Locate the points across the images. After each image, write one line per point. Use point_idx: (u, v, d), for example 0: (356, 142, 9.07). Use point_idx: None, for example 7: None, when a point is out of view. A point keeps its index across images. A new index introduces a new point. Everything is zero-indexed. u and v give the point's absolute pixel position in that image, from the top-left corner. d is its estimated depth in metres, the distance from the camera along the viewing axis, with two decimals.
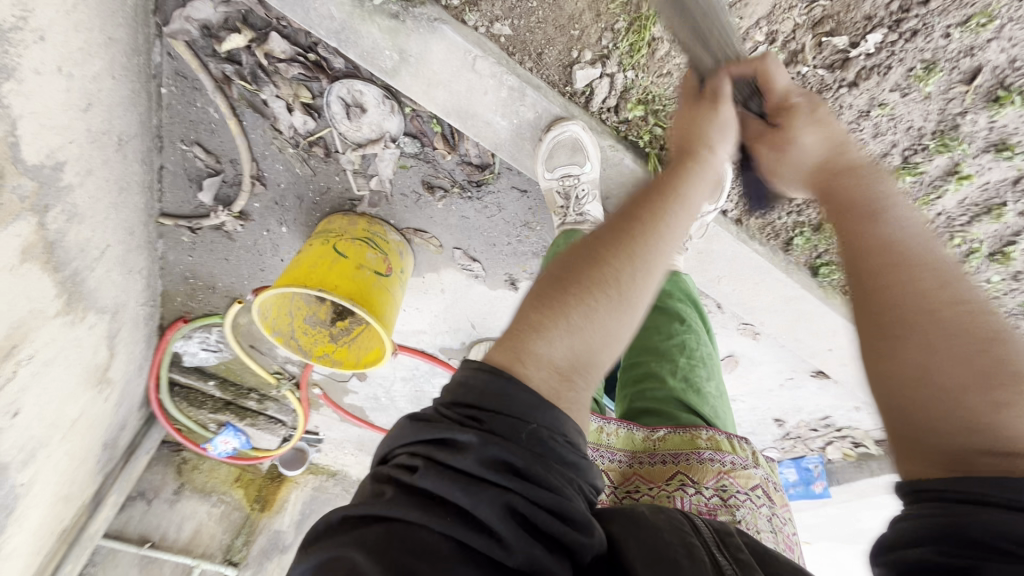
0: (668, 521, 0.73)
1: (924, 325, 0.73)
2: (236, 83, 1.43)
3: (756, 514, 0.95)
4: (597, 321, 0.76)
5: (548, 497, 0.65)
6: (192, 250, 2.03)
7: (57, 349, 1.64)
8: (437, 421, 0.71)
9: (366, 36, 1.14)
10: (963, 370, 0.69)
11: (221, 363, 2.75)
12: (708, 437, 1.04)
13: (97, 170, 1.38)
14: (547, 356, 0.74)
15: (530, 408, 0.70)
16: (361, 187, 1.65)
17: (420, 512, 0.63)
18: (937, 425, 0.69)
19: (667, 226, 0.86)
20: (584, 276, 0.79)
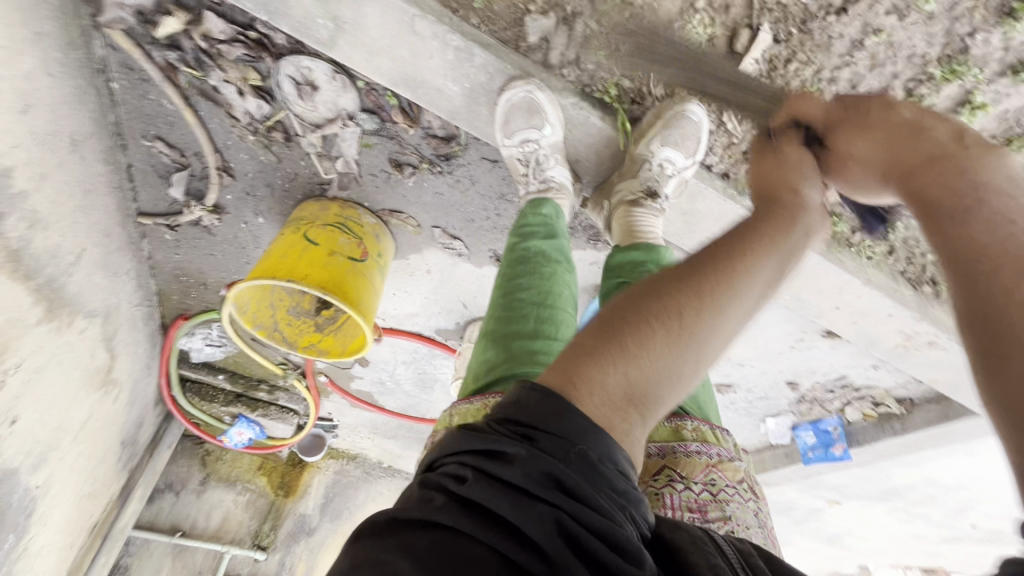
0: (691, 538, 0.61)
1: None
2: (183, 71, 1.38)
3: (747, 508, 0.84)
4: (655, 350, 0.69)
5: (600, 523, 0.56)
6: (177, 248, 2.01)
7: (49, 355, 1.65)
8: (489, 433, 0.64)
9: (295, 5, 1.05)
10: None
11: (227, 357, 2.78)
12: (693, 428, 0.93)
13: (53, 173, 1.35)
14: (603, 384, 0.66)
15: (583, 430, 0.63)
16: (328, 171, 1.59)
17: (464, 521, 0.55)
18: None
19: (727, 255, 0.79)
20: (650, 303, 0.72)
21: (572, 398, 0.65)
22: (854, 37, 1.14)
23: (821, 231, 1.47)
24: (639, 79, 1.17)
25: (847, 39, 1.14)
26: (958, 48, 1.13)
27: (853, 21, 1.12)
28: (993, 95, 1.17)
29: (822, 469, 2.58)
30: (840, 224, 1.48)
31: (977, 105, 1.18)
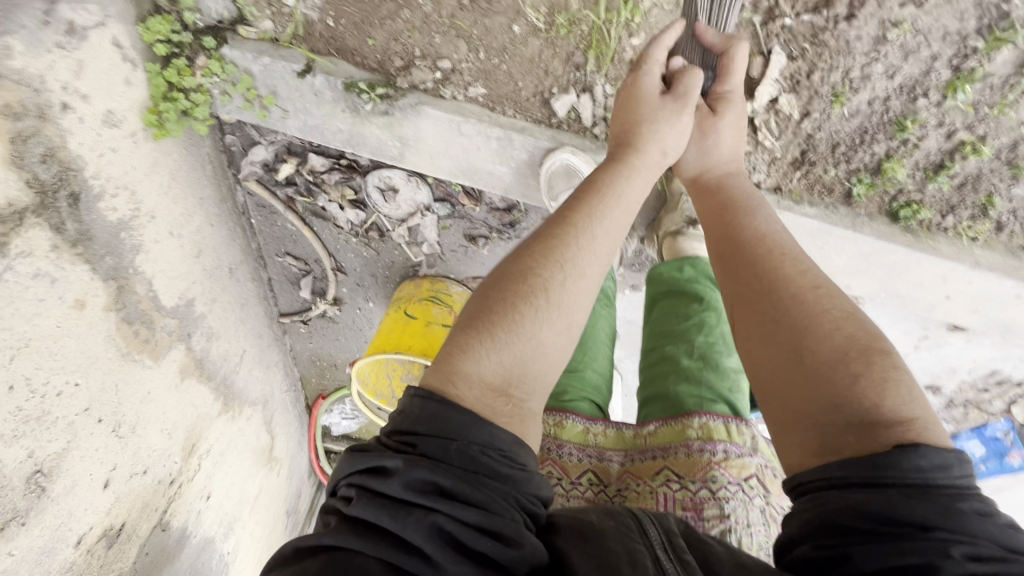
0: (617, 526, 0.68)
1: (791, 300, 0.74)
2: (299, 200, 1.73)
3: (748, 507, 0.87)
4: (526, 330, 0.74)
5: (474, 516, 0.60)
6: (310, 338, 2.41)
7: (228, 440, 2.04)
8: (373, 447, 0.66)
9: (370, 135, 1.34)
10: (830, 347, 0.68)
11: (361, 427, 3.14)
12: (700, 426, 0.98)
13: (219, 297, 1.75)
14: (478, 374, 0.71)
15: (460, 424, 0.65)
16: (417, 254, 1.86)
17: (354, 538, 0.59)
18: (806, 412, 0.66)
19: (607, 211, 0.87)
20: (521, 288, 0.76)
21: (446, 394, 0.69)
22: (874, 34, 1.19)
23: (902, 222, 1.36)
24: None
25: (867, 37, 1.20)
26: (995, 16, 1.15)
27: (868, 21, 1.18)
28: None
29: (1002, 485, 2.21)
30: (926, 209, 1.36)
31: None
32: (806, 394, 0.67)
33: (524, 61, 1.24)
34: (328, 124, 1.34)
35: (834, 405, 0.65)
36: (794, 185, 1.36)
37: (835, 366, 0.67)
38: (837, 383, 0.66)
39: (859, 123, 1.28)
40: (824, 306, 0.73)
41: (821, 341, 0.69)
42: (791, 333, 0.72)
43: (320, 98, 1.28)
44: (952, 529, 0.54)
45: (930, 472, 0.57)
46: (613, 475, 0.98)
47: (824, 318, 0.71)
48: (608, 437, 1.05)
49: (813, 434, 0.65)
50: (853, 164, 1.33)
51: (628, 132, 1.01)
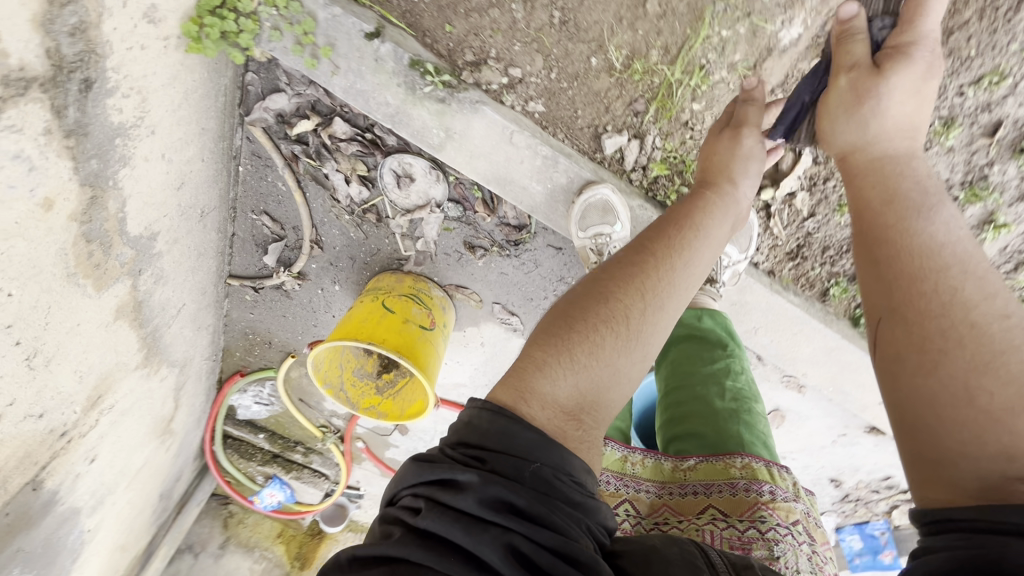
0: (680, 554, 0.73)
1: (966, 330, 0.70)
2: (303, 160, 1.61)
3: (796, 551, 0.90)
4: (604, 354, 0.83)
5: (551, 537, 0.66)
6: (253, 308, 2.21)
7: (133, 399, 1.78)
8: (441, 461, 0.72)
9: (417, 118, 1.29)
10: (1014, 392, 0.66)
11: (271, 416, 2.87)
12: (742, 466, 1.03)
13: (182, 239, 1.57)
14: (552, 397, 0.79)
15: (532, 447, 0.73)
16: (408, 249, 1.79)
17: (425, 552, 0.64)
18: (968, 450, 0.66)
19: (677, 256, 0.94)
20: (602, 312, 0.85)
21: (517, 413, 0.76)
22: None
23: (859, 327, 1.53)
24: None
25: None
26: (978, 175, 1.31)
27: None
28: (1014, 216, 1.34)
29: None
30: None
31: (999, 224, 1.35)
32: (975, 433, 0.66)
33: (589, 93, 1.28)
34: (377, 93, 1.27)
35: (1007, 456, 0.64)
36: (785, 271, 1.52)
37: (1006, 417, 0.65)
38: (1011, 426, 0.65)
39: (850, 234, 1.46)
40: (1018, 341, 0.69)
41: (1004, 384, 0.66)
42: (963, 376, 0.68)
43: (379, 66, 1.23)
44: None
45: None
46: (650, 506, 1.03)
47: (1015, 354, 0.68)
48: (645, 467, 1.09)
49: (979, 473, 0.64)
50: (837, 268, 1.49)
51: (707, 172, 1.12)
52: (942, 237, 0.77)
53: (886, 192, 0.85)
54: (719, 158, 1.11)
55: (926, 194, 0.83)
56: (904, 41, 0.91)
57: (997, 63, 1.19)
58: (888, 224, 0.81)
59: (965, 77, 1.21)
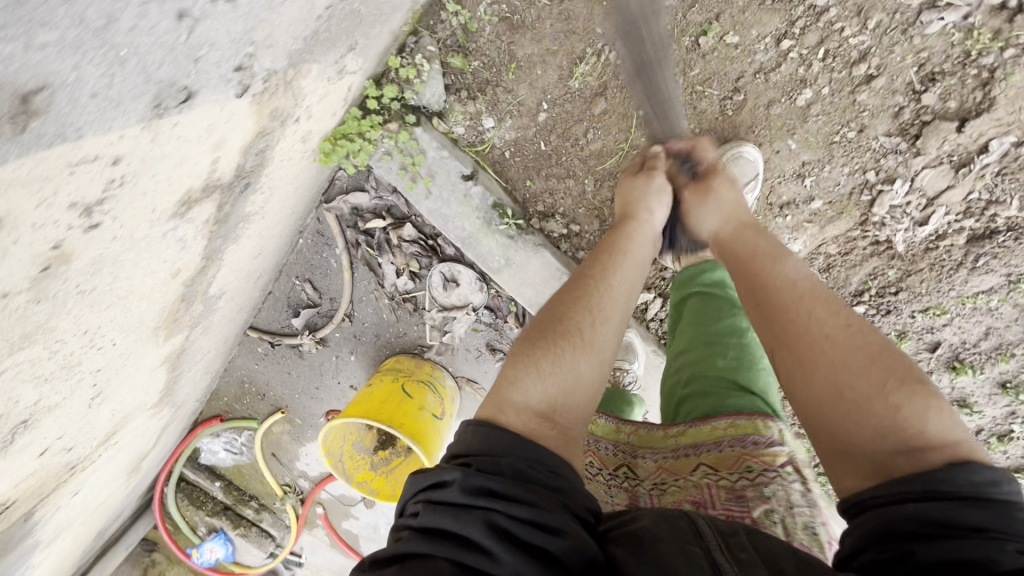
0: (671, 529, 0.69)
1: (824, 342, 0.77)
2: (363, 248, 1.81)
3: (788, 492, 0.82)
4: (568, 363, 0.83)
5: (529, 512, 0.64)
6: (261, 360, 2.28)
7: (131, 436, 1.78)
8: (435, 467, 0.72)
9: (485, 244, 1.52)
10: (866, 381, 0.71)
11: (234, 465, 2.79)
12: (727, 425, 0.96)
13: (236, 296, 1.69)
14: (525, 402, 0.78)
15: (506, 445, 0.72)
16: (433, 338, 1.96)
17: (425, 543, 0.63)
18: (862, 445, 0.69)
19: (608, 275, 0.99)
20: (559, 327, 0.87)
21: (498, 422, 0.76)
22: None
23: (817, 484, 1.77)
24: None
25: None
26: None
27: None
28: None
29: None
30: None
31: None
32: (851, 428, 0.71)
33: None
34: (457, 219, 1.50)
35: (886, 436, 0.67)
36: None
37: (877, 402, 0.69)
38: (875, 412, 0.69)
39: None
40: (859, 340, 0.76)
41: (857, 376, 0.72)
42: (809, 396, 0.76)
43: (465, 199, 1.47)
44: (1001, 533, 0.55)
45: (976, 485, 0.60)
46: (653, 470, 0.95)
47: (860, 353, 0.74)
48: (642, 435, 1.07)
49: (870, 458, 0.68)
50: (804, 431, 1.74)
51: (625, 208, 1.19)
52: (801, 275, 0.89)
53: (761, 247, 1.00)
54: (630, 193, 1.21)
55: (778, 249, 0.98)
56: (715, 165, 1.21)
57: (940, 301, 1.44)
58: (761, 267, 0.95)
59: (917, 305, 1.44)
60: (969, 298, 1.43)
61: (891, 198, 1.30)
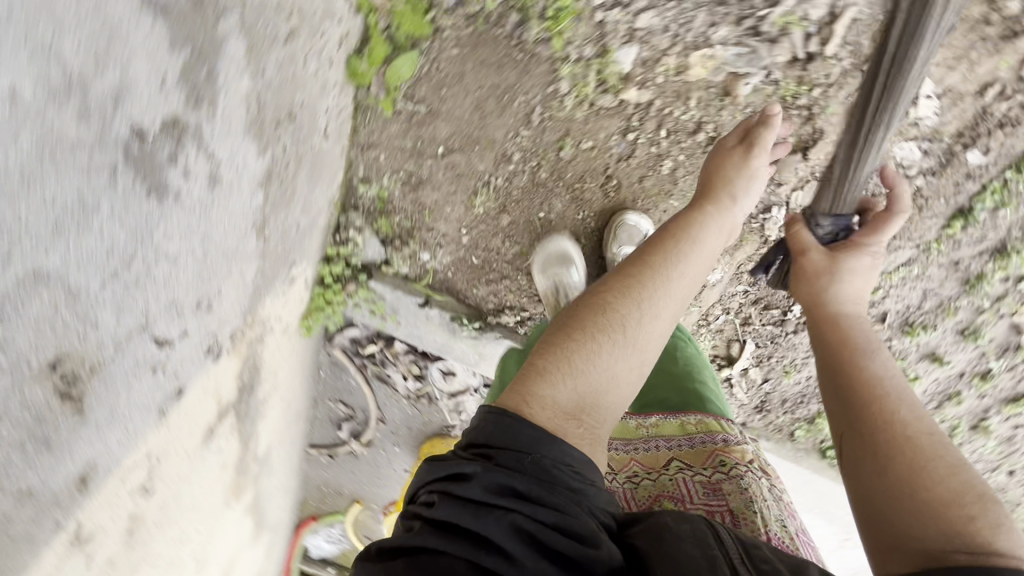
0: (693, 533, 0.70)
1: (912, 438, 0.72)
2: (370, 367, 2.12)
3: (761, 485, 0.86)
4: (600, 361, 0.83)
5: (550, 514, 0.67)
6: (327, 467, 2.65)
7: (242, 567, 2.18)
8: (451, 459, 0.74)
9: (458, 348, 1.79)
10: (941, 486, 0.67)
11: (339, 551, 3.20)
12: (697, 421, 1.00)
13: (284, 439, 2.04)
14: (552, 398, 0.78)
15: (532, 441, 0.73)
16: (454, 419, 2.24)
17: (441, 539, 0.66)
18: (911, 531, 0.65)
19: (667, 272, 0.95)
20: (598, 320, 0.86)
21: (523, 413, 0.76)
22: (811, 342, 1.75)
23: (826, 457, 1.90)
24: None
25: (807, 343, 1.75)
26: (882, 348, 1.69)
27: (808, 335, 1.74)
28: (921, 371, 1.73)
29: None
30: None
31: None
32: (906, 514, 0.66)
33: None
34: (429, 336, 1.78)
35: (945, 532, 0.63)
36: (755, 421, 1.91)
37: (948, 504, 0.65)
38: (948, 517, 0.64)
39: (800, 390, 1.84)
40: (939, 450, 0.71)
41: (934, 474, 0.68)
42: (889, 477, 0.70)
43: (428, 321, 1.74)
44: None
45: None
46: (620, 462, 0.95)
47: (939, 458, 0.70)
48: (613, 430, 1.03)
49: (929, 546, 0.63)
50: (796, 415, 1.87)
51: (714, 184, 1.11)
52: (882, 375, 0.83)
53: (830, 338, 0.93)
54: (724, 172, 1.11)
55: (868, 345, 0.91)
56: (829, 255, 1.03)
57: None
58: (838, 360, 0.88)
59: None
60: (893, 271, 1.55)
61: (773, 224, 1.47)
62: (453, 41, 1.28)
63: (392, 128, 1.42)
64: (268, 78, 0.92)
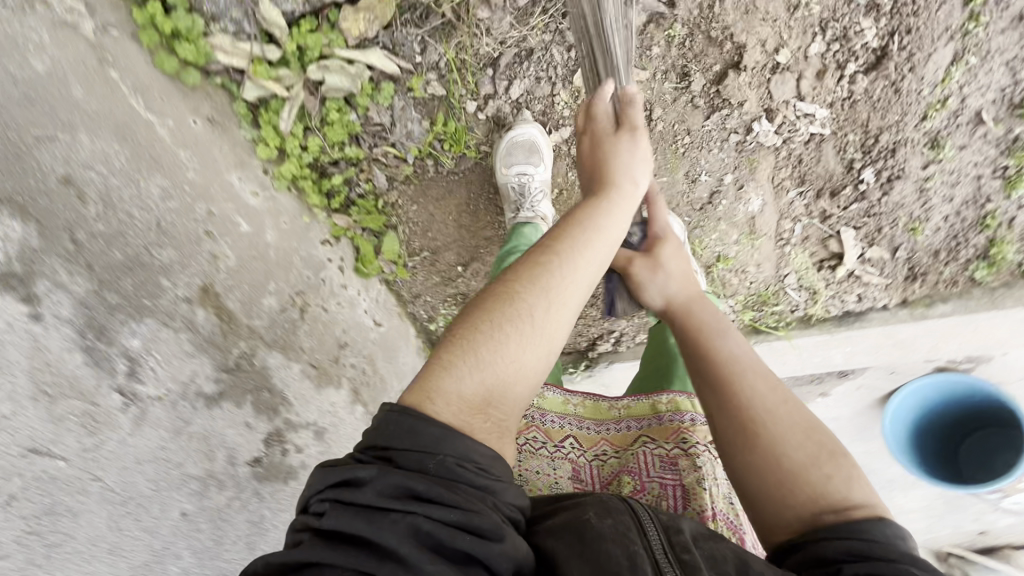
0: (615, 526, 0.70)
1: (771, 416, 0.75)
2: None
3: (715, 467, 0.87)
4: (508, 350, 0.72)
5: (448, 514, 0.60)
6: None
7: None
8: (346, 461, 0.65)
9: None
10: (803, 452, 0.72)
11: None
12: (669, 399, 0.95)
13: None
14: (456, 392, 0.69)
15: (434, 440, 0.64)
16: None
17: (334, 552, 0.59)
18: (783, 499, 0.70)
19: (574, 255, 0.82)
20: (505, 307, 0.74)
21: (426, 415, 0.66)
22: (915, 188, 1.47)
23: None
24: (783, 303, 1.68)
25: (911, 191, 1.47)
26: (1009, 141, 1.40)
27: (907, 184, 1.47)
28: None
29: None
30: None
31: None
32: (783, 496, 0.70)
33: None
34: None
35: (816, 500, 0.69)
36: (920, 292, 1.60)
37: (809, 476, 0.70)
38: (813, 489, 0.69)
39: (947, 235, 1.52)
40: (790, 416, 0.75)
41: (796, 449, 0.72)
42: (761, 465, 0.72)
43: None
44: (912, 563, 0.61)
45: (891, 537, 0.64)
46: (590, 441, 0.95)
47: (796, 428, 0.74)
48: (584, 407, 0.98)
49: (796, 515, 0.69)
50: (963, 261, 1.55)
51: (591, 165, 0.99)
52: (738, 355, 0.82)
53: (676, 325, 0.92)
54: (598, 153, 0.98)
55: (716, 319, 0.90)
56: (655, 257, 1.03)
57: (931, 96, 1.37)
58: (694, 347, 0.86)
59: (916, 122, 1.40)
60: (946, 75, 1.34)
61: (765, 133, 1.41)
62: (408, 196, 1.38)
63: (422, 278, 1.47)
64: (310, 346, 1.22)
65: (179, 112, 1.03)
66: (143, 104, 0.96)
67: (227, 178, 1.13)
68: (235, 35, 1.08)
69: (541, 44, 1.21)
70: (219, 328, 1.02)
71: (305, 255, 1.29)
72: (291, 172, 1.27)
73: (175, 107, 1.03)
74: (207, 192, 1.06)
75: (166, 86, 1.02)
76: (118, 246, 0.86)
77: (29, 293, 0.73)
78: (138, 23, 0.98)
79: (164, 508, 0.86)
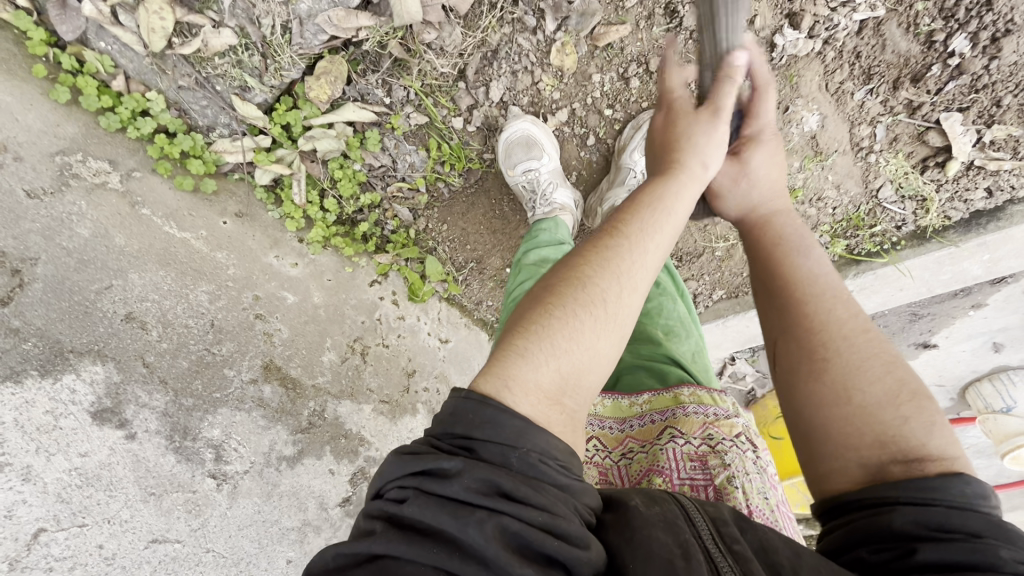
0: (664, 515, 0.59)
1: (842, 340, 0.63)
2: None
3: (745, 458, 0.81)
4: (582, 341, 0.61)
5: (538, 516, 0.51)
6: None
7: None
8: (425, 447, 0.55)
9: None
10: (879, 385, 0.60)
11: None
12: (689, 393, 0.90)
13: None
14: (534, 381, 0.57)
15: (518, 430, 0.55)
16: None
17: (410, 547, 0.49)
18: (848, 441, 0.59)
19: (644, 236, 0.69)
20: (577, 291, 0.63)
21: (503, 402, 0.56)
22: None
23: None
24: (885, 221, 1.38)
25: None
26: None
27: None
28: None
29: None
30: None
31: None
32: (846, 432, 0.59)
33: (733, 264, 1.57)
34: None
35: (881, 441, 0.57)
36: None
37: (883, 407, 0.59)
38: (883, 422, 0.58)
39: None
40: (872, 348, 0.63)
41: (871, 379, 0.60)
42: (831, 392, 0.61)
43: None
44: (1000, 540, 0.49)
45: (972, 501, 0.52)
46: (614, 441, 0.89)
47: (875, 361, 0.62)
48: (605, 407, 0.94)
49: (858, 462, 0.58)
50: None
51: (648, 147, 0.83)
52: (820, 269, 0.71)
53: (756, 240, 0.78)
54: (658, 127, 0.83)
55: (800, 231, 0.76)
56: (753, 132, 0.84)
57: None
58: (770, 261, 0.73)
59: None
60: None
61: (795, 46, 1.22)
62: (437, 218, 1.33)
63: (478, 286, 1.39)
64: (378, 385, 1.24)
65: (209, 219, 1.14)
66: (177, 226, 1.10)
67: (266, 261, 1.18)
68: (232, 136, 1.16)
69: (504, 38, 1.15)
70: (287, 397, 1.12)
71: (358, 302, 1.26)
72: (322, 235, 1.25)
73: (205, 217, 1.14)
74: (251, 280, 1.15)
75: (193, 202, 1.13)
76: (182, 356, 1.04)
77: (121, 419, 0.97)
78: (154, 158, 1.11)
79: (273, 559, 1.06)
